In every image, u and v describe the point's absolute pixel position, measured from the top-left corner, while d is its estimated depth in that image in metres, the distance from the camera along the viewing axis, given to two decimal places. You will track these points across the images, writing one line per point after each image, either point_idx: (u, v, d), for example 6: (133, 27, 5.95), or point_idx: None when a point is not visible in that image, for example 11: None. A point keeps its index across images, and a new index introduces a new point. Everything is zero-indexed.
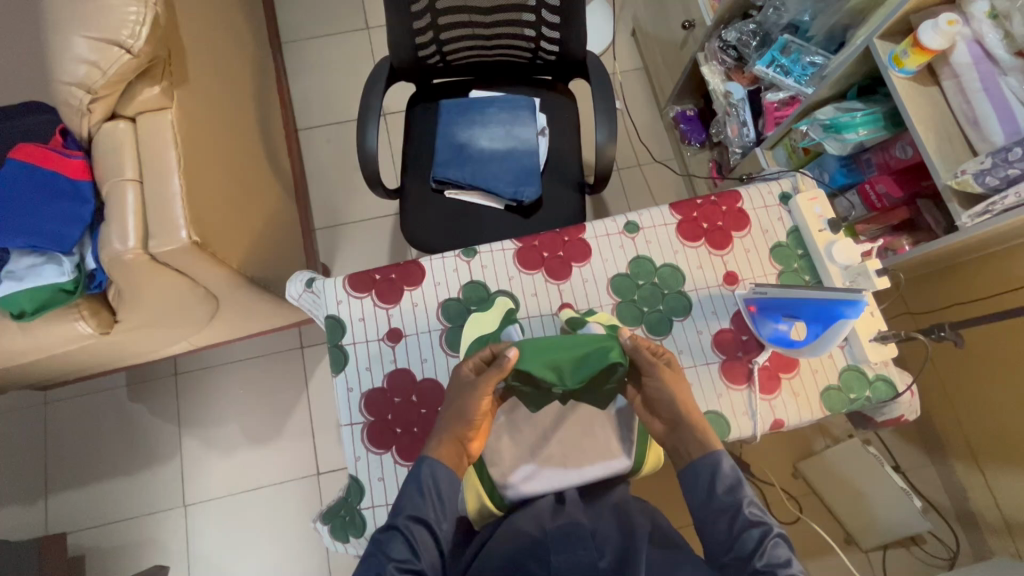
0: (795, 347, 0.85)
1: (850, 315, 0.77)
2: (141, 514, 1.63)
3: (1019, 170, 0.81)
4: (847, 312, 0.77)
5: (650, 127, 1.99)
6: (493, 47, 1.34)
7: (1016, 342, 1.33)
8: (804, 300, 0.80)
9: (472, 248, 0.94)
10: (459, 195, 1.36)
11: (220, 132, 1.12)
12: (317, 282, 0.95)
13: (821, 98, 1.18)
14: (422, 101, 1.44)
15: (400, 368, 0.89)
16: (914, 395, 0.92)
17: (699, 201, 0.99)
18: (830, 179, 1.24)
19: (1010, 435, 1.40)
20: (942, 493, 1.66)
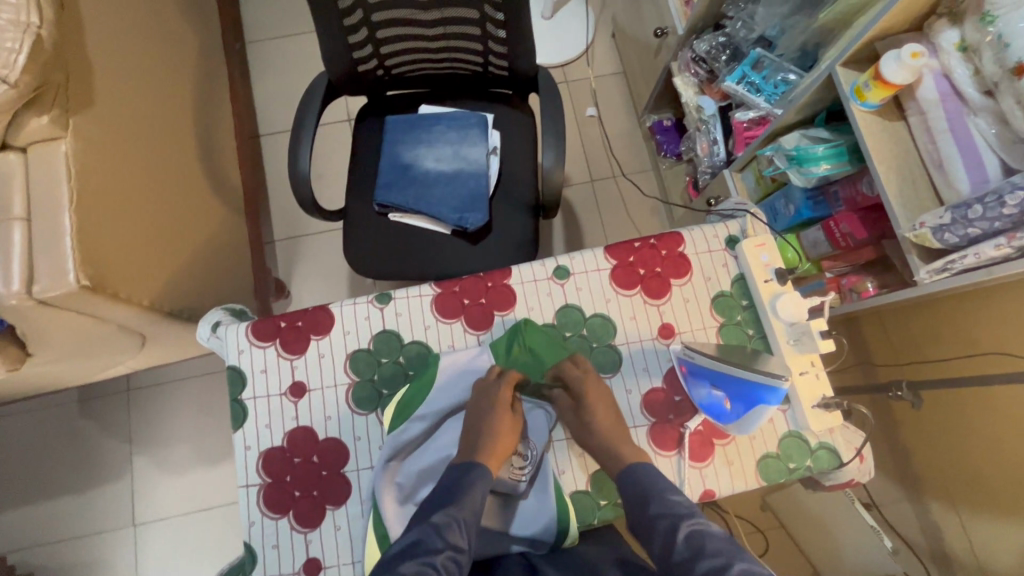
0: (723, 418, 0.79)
1: (770, 402, 0.70)
2: (89, 533, 1.60)
3: (979, 230, 0.72)
4: (768, 398, 0.70)
5: (627, 136, 1.89)
6: (441, 60, 1.25)
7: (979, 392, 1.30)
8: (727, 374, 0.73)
9: (386, 294, 0.88)
10: (403, 219, 1.28)
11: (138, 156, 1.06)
12: (221, 327, 0.89)
13: (786, 124, 1.09)
14: (370, 116, 1.36)
15: (301, 425, 0.83)
16: (863, 461, 0.84)
17: (637, 244, 0.91)
18: (796, 211, 1.14)
19: (986, 477, 1.31)
20: (919, 533, 1.53)
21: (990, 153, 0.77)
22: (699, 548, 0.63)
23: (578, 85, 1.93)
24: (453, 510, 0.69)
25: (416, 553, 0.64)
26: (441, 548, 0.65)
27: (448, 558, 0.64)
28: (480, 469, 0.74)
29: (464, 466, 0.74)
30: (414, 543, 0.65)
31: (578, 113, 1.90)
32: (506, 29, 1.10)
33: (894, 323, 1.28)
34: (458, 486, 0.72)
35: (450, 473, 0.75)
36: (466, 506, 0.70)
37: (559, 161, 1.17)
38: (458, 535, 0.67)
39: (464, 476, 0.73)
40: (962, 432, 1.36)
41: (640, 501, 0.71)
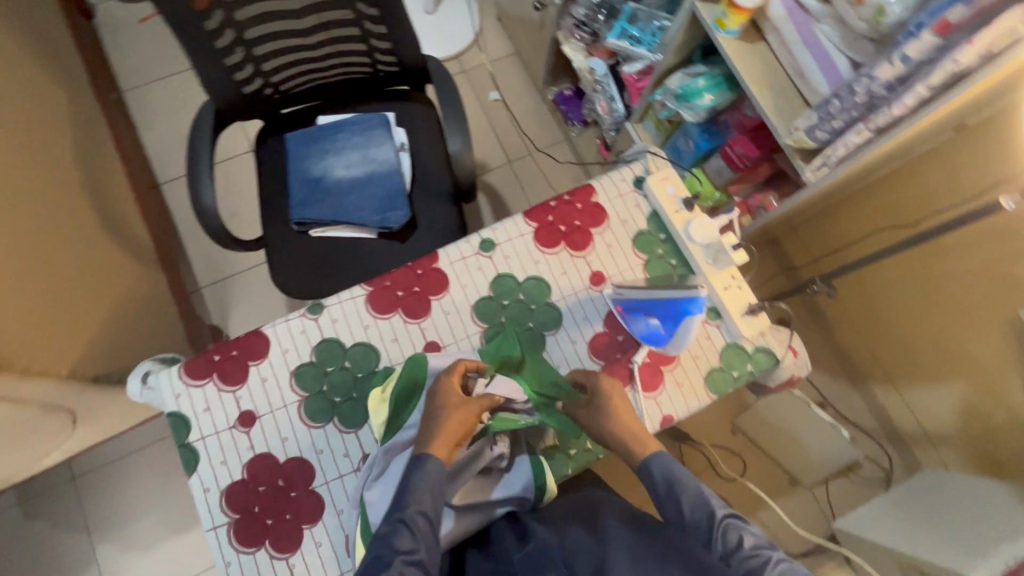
0: (664, 344, 0.83)
1: (694, 311, 0.75)
2: None
3: (842, 122, 0.79)
4: (691, 308, 0.75)
5: (534, 112, 1.92)
6: (328, 67, 1.24)
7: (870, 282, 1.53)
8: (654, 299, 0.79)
9: (318, 304, 0.87)
10: (326, 232, 1.26)
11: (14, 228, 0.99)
12: (152, 375, 0.85)
13: (668, 66, 1.15)
14: (268, 137, 1.32)
15: (258, 453, 0.81)
16: (796, 355, 0.92)
17: (553, 204, 0.94)
18: (695, 146, 1.21)
19: (911, 353, 1.47)
20: (867, 415, 1.62)
21: (839, 54, 0.83)
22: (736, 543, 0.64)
23: (475, 72, 1.94)
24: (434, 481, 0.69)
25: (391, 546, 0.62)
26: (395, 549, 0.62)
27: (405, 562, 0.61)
28: (427, 459, 0.69)
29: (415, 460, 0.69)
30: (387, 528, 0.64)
31: (482, 98, 1.92)
32: (385, 24, 1.10)
33: (807, 230, 1.45)
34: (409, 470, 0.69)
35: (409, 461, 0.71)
36: (418, 488, 0.67)
37: (467, 144, 1.18)
38: (409, 537, 0.63)
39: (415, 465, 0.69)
40: (873, 319, 1.55)
41: (670, 492, 0.70)
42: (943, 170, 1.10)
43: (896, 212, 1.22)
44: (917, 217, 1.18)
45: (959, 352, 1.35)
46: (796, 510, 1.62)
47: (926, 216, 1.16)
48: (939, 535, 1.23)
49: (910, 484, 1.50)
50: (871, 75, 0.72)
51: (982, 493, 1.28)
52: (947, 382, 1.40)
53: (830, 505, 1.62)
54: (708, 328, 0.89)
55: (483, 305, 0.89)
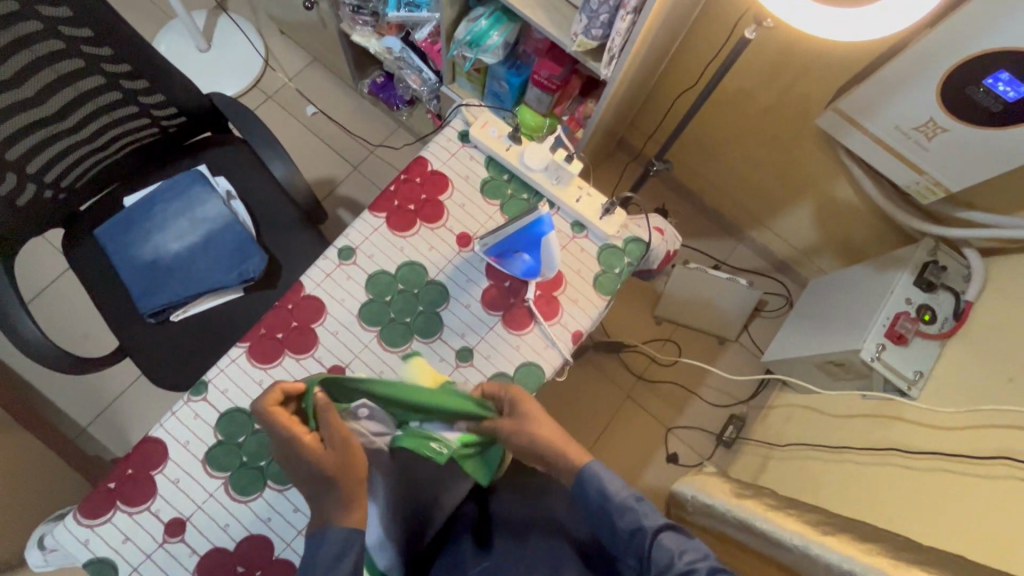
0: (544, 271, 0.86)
1: (547, 230, 0.80)
2: None
3: (607, 15, 0.85)
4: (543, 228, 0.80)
5: (358, 111, 1.86)
6: (109, 145, 1.11)
7: (704, 147, 1.67)
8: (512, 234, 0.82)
9: (199, 382, 0.81)
10: (188, 311, 1.16)
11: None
12: (48, 537, 0.75)
13: (450, 19, 1.15)
14: (77, 242, 1.18)
15: (204, 554, 0.76)
16: (662, 233, 1.03)
17: (393, 188, 0.93)
18: (508, 85, 1.24)
19: (759, 189, 1.66)
20: (756, 259, 1.84)
21: None
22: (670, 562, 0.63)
23: (281, 94, 1.84)
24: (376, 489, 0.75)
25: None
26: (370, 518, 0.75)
27: None
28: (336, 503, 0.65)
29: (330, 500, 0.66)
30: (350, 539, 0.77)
31: (300, 117, 1.83)
32: (144, 77, 1.03)
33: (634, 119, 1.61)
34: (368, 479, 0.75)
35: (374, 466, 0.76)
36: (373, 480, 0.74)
37: (292, 166, 1.13)
38: None
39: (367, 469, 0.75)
40: (723, 176, 1.71)
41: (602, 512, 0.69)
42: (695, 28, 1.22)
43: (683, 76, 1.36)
44: (697, 77, 1.33)
45: (788, 172, 1.54)
46: (731, 363, 1.80)
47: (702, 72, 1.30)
48: (837, 325, 1.41)
49: (805, 297, 1.70)
50: None
51: (856, 279, 1.49)
52: (793, 200, 1.61)
53: (756, 344, 1.81)
54: (579, 243, 0.94)
55: (367, 317, 0.87)
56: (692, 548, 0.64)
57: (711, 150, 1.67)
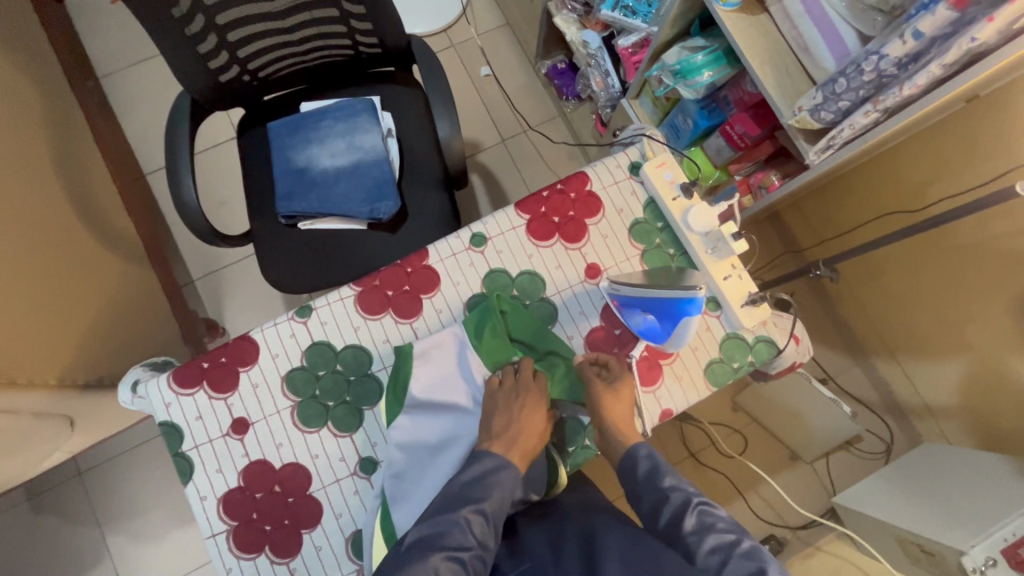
0: (661, 340, 0.81)
1: (693, 313, 0.73)
2: None
3: (848, 102, 0.74)
4: (690, 309, 0.73)
5: (526, 87, 1.84)
6: (308, 51, 1.17)
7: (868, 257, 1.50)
8: (649, 297, 0.77)
9: (306, 306, 0.85)
10: (315, 224, 1.23)
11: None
12: (140, 385, 0.83)
13: (665, 40, 1.08)
14: (251, 127, 1.28)
15: (254, 460, 0.80)
16: (799, 343, 0.90)
17: (546, 193, 0.90)
18: (693, 124, 1.16)
19: (912, 328, 1.45)
20: (870, 391, 1.63)
21: (845, 26, 0.78)
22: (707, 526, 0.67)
23: (465, 47, 1.86)
24: (481, 506, 0.68)
25: (441, 544, 0.64)
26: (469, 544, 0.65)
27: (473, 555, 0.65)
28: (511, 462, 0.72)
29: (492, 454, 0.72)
30: (438, 533, 0.65)
31: (472, 74, 1.84)
32: (363, 3, 1.04)
33: (812, 206, 1.47)
34: (486, 477, 0.71)
35: (480, 463, 0.72)
36: (495, 503, 0.69)
37: (455, 129, 1.13)
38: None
39: (498, 471, 0.71)
40: (873, 297, 1.53)
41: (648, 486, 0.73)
42: (952, 148, 1.09)
43: (904, 193, 1.22)
44: (926, 200, 1.18)
45: (957, 330, 1.34)
46: (795, 484, 1.63)
47: (934, 199, 1.16)
48: (942, 509, 1.22)
49: (910, 457, 1.49)
50: (880, 52, 0.67)
51: (987, 468, 1.27)
52: (947, 354, 1.38)
53: (829, 479, 1.62)
54: (708, 320, 0.87)
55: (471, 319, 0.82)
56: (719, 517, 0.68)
57: (871, 268, 1.51)
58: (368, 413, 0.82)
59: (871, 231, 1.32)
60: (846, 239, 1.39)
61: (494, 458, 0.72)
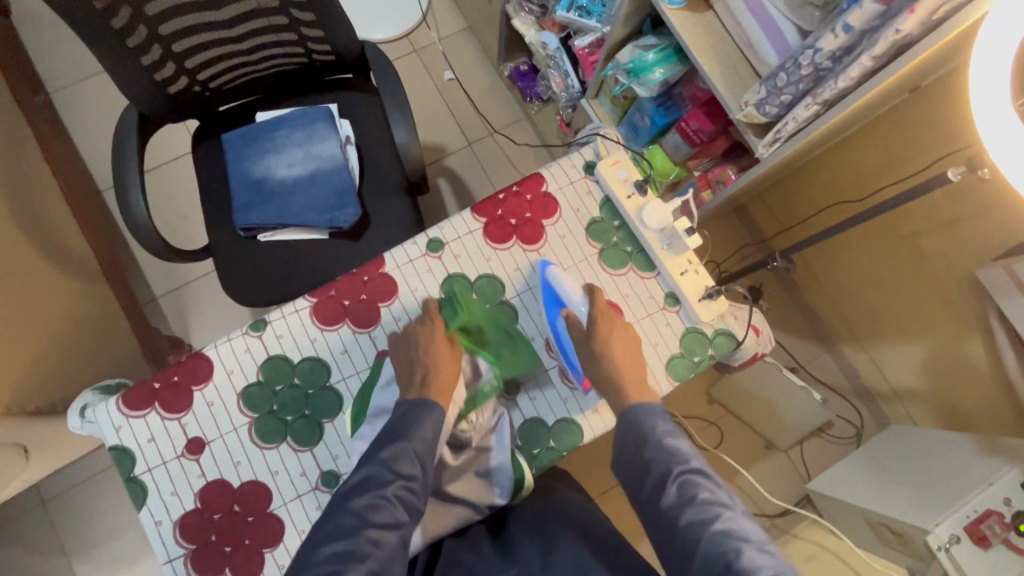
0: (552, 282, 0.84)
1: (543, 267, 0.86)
2: None
3: (789, 96, 0.76)
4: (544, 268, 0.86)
5: (490, 90, 1.84)
6: (260, 60, 1.15)
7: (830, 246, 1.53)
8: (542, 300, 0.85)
9: (260, 320, 0.83)
10: (275, 235, 1.20)
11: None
12: (89, 409, 0.80)
13: (618, 38, 1.09)
14: (205, 138, 1.25)
15: (211, 481, 0.78)
16: (757, 334, 0.91)
17: (501, 196, 0.90)
18: (651, 122, 1.17)
19: (875, 315, 1.48)
20: (840, 377, 1.66)
21: (785, 22, 0.80)
22: (689, 496, 0.64)
23: (427, 51, 1.85)
24: (405, 442, 0.69)
25: (367, 486, 0.66)
26: (393, 477, 0.66)
27: (399, 489, 0.66)
28: (429, 405, 0.72)
29: (417, 407, 0.72)
30: (366, 476, 0.67)
31: (435, 79, 1.83)
32: (312, 10, 1.02)
33: (773, 197, 1.50)
34: (406, 419, 0.71)
35: (397, 410, 0.73)
36: (420, 438, 0.70)
37: (412, 134, 1.12)
38: (386, 513, 0.64)
39: (414, 411, 0.72)
40: (836, 284, 1.56)
41: (633, 445, 0.70)
42: (899, 137, 1.12)
43: (860, 181, 1.25)
44: (877, 188, 1.21)
45: (915, 313, 1.37)
46: (771, 472, 1.65)
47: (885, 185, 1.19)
48: (909, 489, 1.25)
49: (879, 439, 1.52)
50: (814, 47, 0.69)
51: (951, 446, 1.30)
52: (908, 337, 1.41)
53: (805, 465, 1.65)
54: (667, 315, 0.88)
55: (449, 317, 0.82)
56: (703, 487, 0.64)
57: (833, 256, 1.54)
58: (328, 426, 0.81)
59: (826, 220, 1.36)
60: (805, 228, 1.43)
61: (409, 402, 0.73)
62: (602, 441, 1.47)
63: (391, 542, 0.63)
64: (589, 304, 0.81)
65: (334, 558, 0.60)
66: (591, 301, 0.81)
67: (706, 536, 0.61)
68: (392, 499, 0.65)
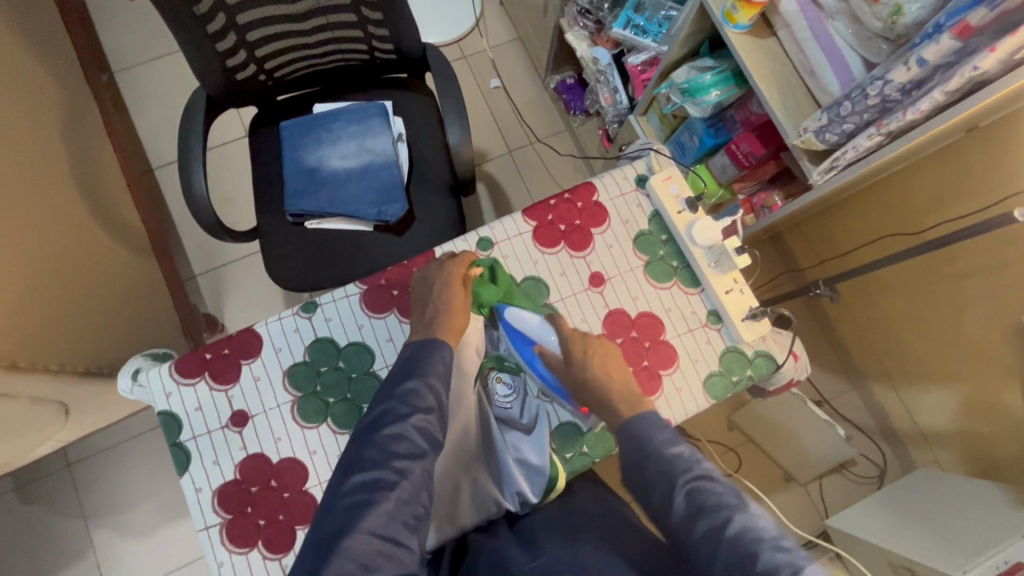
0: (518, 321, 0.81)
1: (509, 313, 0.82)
2: None
3: (853, 125, 0.77)
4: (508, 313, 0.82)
5: (534, 100, 1.87)
6: (324, 54, 1.19)
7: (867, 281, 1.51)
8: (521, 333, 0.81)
9: (311, 302, 0.86)
10: (322, 224, 1.24)
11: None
12: (142, 373, 0.84)
13: (674, 58, 1.11)
14: (264, 125, 1.29)
15: (251, 454, 0.80)
16: (797, 359, 0.91)
17: (552, 202, 0.92)
18: (699, 142, 1.18)
19: (910, 354, 1.46)
20: (866, 415, 1.63)
21: (851, 52, 0.81)
22: (698, 505, 0.59)
23: (476, 59, 1.89)
24: (419, 380, 0.68)
25: (387, 421, 0.65)
26: (409, 411, 0.66)
27: (418, 424, 0.66)
28: (438, 344, 0.72)
29: (429, 345, 0.72)
30: (382, 413, 0.66)
31: (482, 86, 1.87)
32: (381, 10, 1.05)
33: (811, 227, 1.50)
34: (418, 356, 0.71)
35: (408, 349, 0.72)
36: (434, 376, 0.69)
37: (465, 135, 1.14)
38: (409, 447, 0.64)
39: (425, 349, 0.71)
40: (870, 320, 1.55)
41: (635, 459, 0.64)
42: (951, 176, 1.11)
43: (906, 218, 1.23)
44: (924, 227, 1.20)
45: (954, 355, 1.34)
46: (790, 505, 1.62)
47: (932, 225, 1.18)
48: (935, 537, 1.21)
49: (904, 482, 1.49)
50: (885, 77, 0.70)
51: (984, 495, 1.26)
52: (943, 379, 1.39)
53: (823, 502, 1.62)
54: (708, 332, 0.88)
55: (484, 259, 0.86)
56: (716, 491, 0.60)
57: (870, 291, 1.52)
58: (368, 411, 0.82)
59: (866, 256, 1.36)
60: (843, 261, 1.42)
61: (417, 344, 0.72)
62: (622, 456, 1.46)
63: (416, 474, 0.62)
64: (555, 333, 0.79)
65: (361, 487, 0.60)
66: (555, 329, 0.79)
67: (722, 545, 0.56)
68: (412, 434, 0.65)
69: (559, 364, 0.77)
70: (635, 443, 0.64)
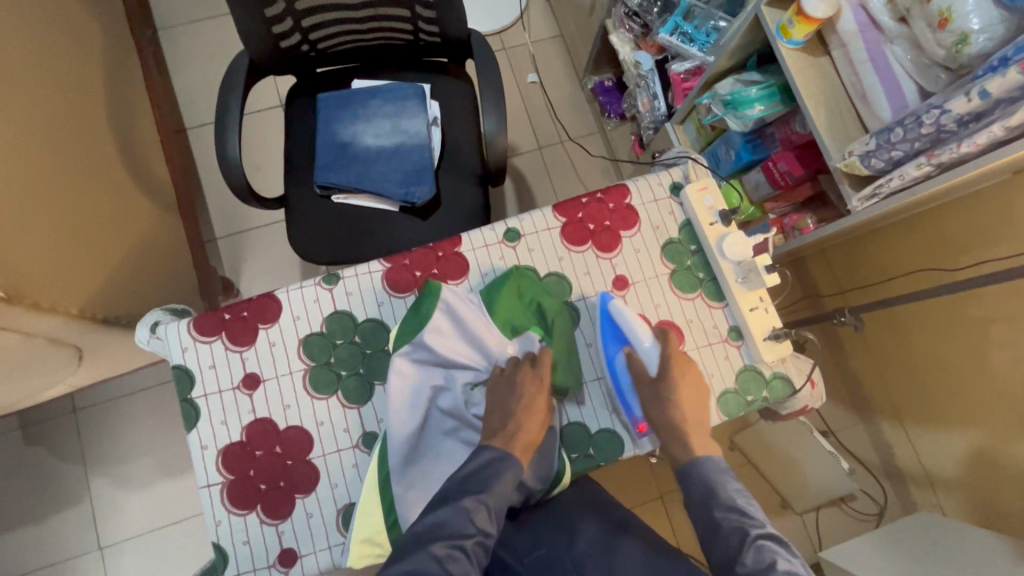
0: (619, 318, 0.81)
1: (610, 303, 0.82)
2: (39, 569, 1.46)
3: (901, 153, 0.75)
4: (609, 305, 0.82)
5: (569, 99, 1.86)
6: (368, 31, 1.19)
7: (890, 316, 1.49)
8: (617, 328, 0.82)
9: (334, 274, 0.86)
10: (348, 199, 1.24)
11: (15, 153, 0.96)
12: (160, 326, 0.84)
13: (721, 69, 1.10)
14: (301, 95, 1.30)
15: (258, 417, 0.81)
16: (813, 386, 0.90)
17: (584, 200, 0.91)
18: (736, 156, 1.16)
19: (923, 394, 1.43)
20: (870, 451, 1.62)
21: (907, 80, 0.79)
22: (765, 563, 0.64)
23: (516, 52, 1.88)
24: (485, 496, 0.68)
25: (443, 532, 0.65)
26: (470, 531, 0.66)
27: (476, 542, 0.66)
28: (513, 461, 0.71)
29: (502, 459, 0.71)
30: (441, 521, 0.66)
31: (519, 79, 1.86)
32: None
33: (834, 255, 1.49)
34: (487, 471, 0.70)
35: (481, 456, 0.72)
36: (496, 493, 0.69)
37: (501, 125, 1.13)
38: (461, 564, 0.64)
39: (498, 463, 0.71)
40: (886, 356, 1.52)
41: (706, 502, 0.72)
42: (989, 219, 1.08)
43: (937, 256, 1.21)
44: (953, 266, 1.18)
45: (970, 403, 1.30)
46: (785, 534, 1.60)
47: (965, 265, 1.15)
48: None
49: (903, 523, 1.46)
50: (942, 107, 0.68)
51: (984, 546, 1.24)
52: (956, 425, 1.36)
53: (818, 533, 1.60)
54: (728, 348, 0.87)
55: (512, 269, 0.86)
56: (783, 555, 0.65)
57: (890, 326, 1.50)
58: (377, 388, 0.82)
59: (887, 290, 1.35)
60: (863, 293, 1.41)
61: (494, 450, 0.72)
62: (621, 463, 1.46)
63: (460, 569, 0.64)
64: (653, 342, 0.80)
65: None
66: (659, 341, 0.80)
67: None
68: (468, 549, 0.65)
69: (641, 370, 0.79)
70: (703, 485, 0.73)
